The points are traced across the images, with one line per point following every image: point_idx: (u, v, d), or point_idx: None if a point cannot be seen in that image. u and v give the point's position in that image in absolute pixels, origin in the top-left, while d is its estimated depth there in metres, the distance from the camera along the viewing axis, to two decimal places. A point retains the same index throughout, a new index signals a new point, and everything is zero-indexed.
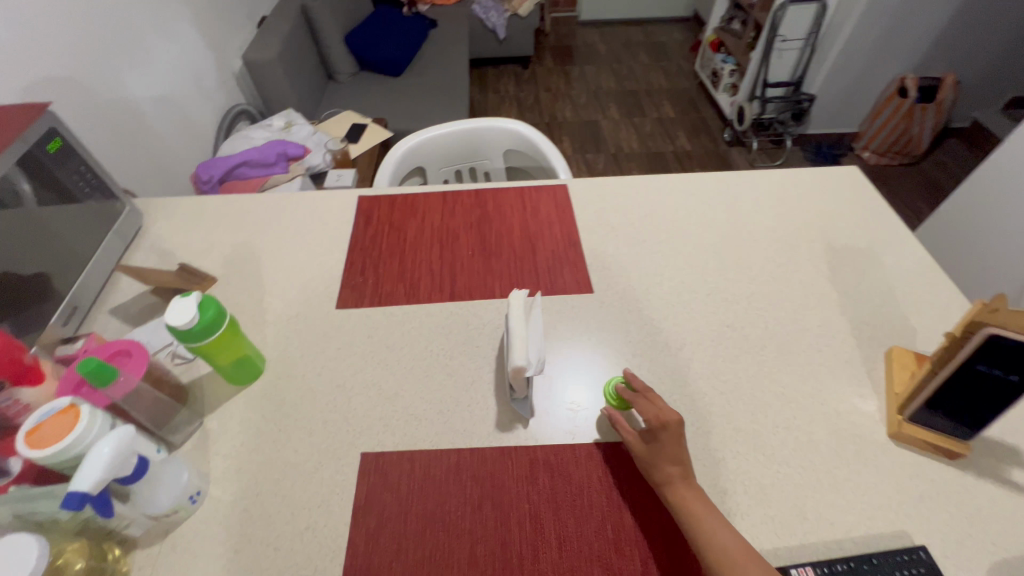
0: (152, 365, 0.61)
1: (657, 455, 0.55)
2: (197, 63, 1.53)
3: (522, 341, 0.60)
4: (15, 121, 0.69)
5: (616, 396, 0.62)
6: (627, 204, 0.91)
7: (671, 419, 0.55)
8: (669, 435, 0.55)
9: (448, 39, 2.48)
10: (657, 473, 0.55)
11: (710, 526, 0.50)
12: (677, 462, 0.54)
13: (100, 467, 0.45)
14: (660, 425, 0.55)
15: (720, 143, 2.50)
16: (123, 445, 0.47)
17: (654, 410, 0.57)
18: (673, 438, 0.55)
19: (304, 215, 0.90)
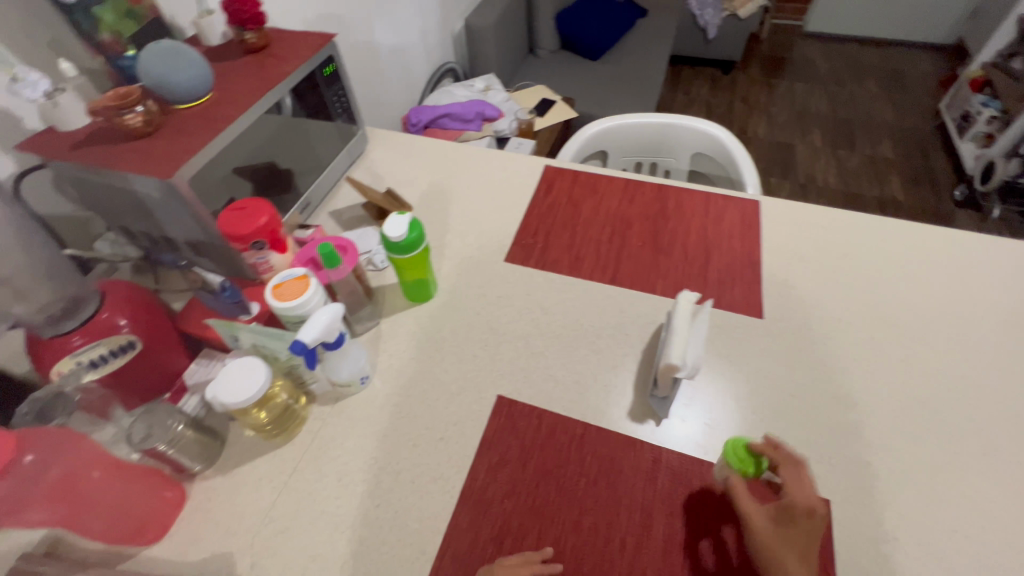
0: (358, 265, 0.72)
1: (789, 544, 0.46)
2: (428, 20, 1.72)
3: (682, 342, 0.59)
4: (309, 44, 0.84)
5: (746, 459, 0.52)
6: (826, 239, 0.82)
7: (818, 507, 0.46)
8: (806, 523, 0.46)
9: (653, 31, 2.42)
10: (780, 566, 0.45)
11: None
12: (805, 559, 0.45)
13: (320, 328, 0.56)
14: (803, 511, 0.46)
15: (945, 199, 2.09)
16: (336, 318, 0.58)
17: (802, 494, 0.47)
18: (813, 533, 0.46)
19: (494, 171, 0.98)
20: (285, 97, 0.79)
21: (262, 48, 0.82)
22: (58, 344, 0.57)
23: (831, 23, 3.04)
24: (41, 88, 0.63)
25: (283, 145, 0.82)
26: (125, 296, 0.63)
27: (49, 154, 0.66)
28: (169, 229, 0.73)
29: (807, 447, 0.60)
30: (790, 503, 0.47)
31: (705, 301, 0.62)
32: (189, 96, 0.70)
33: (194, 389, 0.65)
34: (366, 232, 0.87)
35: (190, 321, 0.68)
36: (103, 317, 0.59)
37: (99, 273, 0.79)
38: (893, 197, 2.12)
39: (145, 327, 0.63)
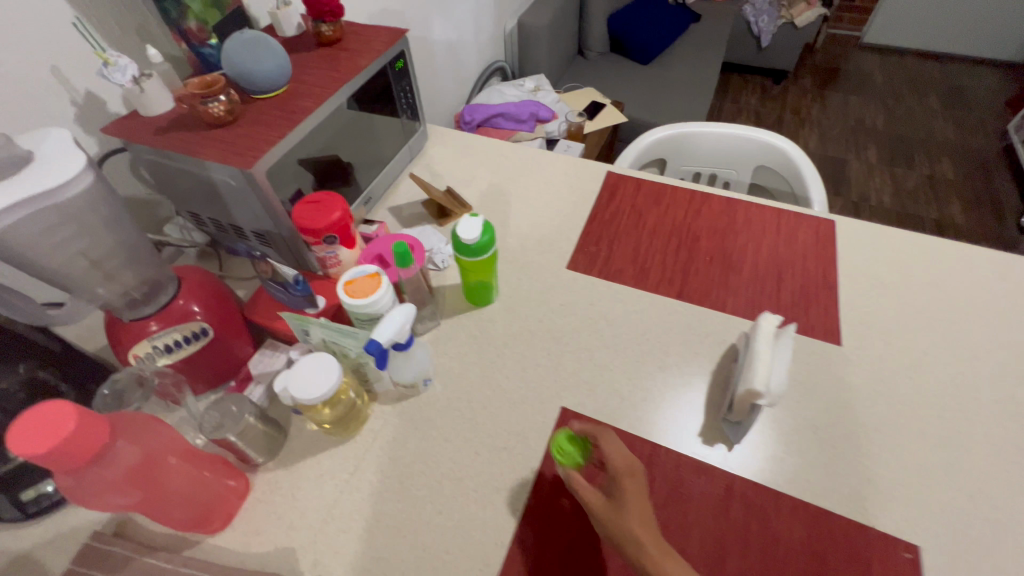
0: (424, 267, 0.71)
1: (627, 512, 0.47)
2: (482, 18, 1.71)
3: (766, 368, 0.56)
4: (382, 38, 0.84)
5: (568, 448, 0.54)
6: (909, 265, 0.78)
7: (636, 467, 0.51)
8: (635, 484, 0.49)
9: (705, 37, 2.36)
10: (633, 545, 0.46)
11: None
12: (652, 525, 0.47)
13: (395, 328, 0.56)
14: (626, 471, 0.50)
15: (1009, 225, 1.99)
16: (409, 319, 0.57)
17: (623, 458, 0.51)
18: (639, 493, 0.49)
19: (555, 175, 0.96)
20: (357, 90, 0.78)
21: (335, 41, 0.81)
22: (136, 328, 0.57)
23: (891, 35, 2.92)
24: (129, 73, 0.64)
25: (351, 139, 0.82)
26: (200, 283, 0.63)
27: (131, 138, 0.67)
28: (238, 217, 0.74)
29: (894, 488, 0.57)
30: (619, 471, 0.50)
31: (791, 325, 0.59)
32: (269, 86, 0.70)
33: (258, 378, 0.65)
34: (427, 231, 0.86)
35: (258, 312, 0.68)
36: (178, 303, 0.60)
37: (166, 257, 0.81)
38: (953, 220, 2.03)
39: (216, 316, 0.63)
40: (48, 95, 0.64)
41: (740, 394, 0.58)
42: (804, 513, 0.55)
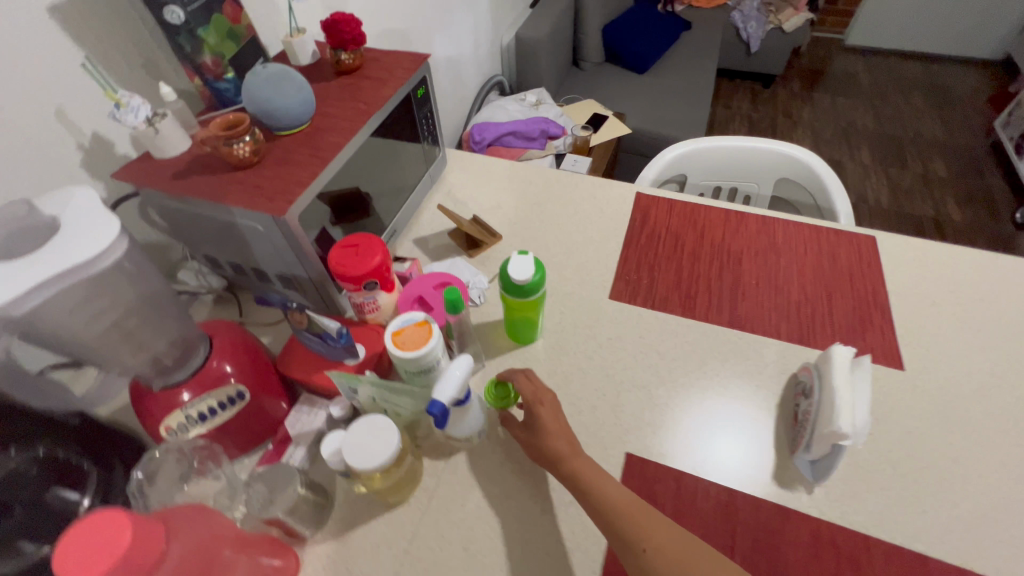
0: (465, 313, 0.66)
1: (541, 433, 0.56)
2: (481, 33, 1.67)
3: (849, 406, 0.54)
4: (404, 65, 0.80)
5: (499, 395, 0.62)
6: (957, 280, 0.76)
7: (544, 394, 0.58)
8: (550, 408, 0.57)
9: (698, 45, 2.37)
10: (551, 456, 0.55)
11: (613, 492, 0.51)
12: (572, 442, 0.55)
13: (454, 385, 0.52)
14: (535, 398, 0.58)
15: (1004, 221, 2.02)
16: (467, 372, 0.53)
17: (531, 388, 0.59)
18: (549, 412, 0.57)
19: (584, 198, 0.93)
20: (383, 121, 0.74)
21: (355, 69, 0.78)
22: (167, 397, 0.52)
23: (873, 37, 2.98)
24: (142, 114, 0.59)
25: (377, 171, 0.78)
26: (232, 341, 0.58)
27: (147, 183, 0.62)
28: (263, 261, 0.69)
29: (985, 524, 0.54)
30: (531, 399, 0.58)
31: (866, 357, 0.58)
32: (294, 121, 0.66)
33: (298, 439, 0.60)
34: (458, 263, 0.82)
35: (293, 366, 0.63)
36: (211, 365, 0.55)
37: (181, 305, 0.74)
38: (949, 218, 2.06)
39: (252, 375, 0.58)
40: (55, 142, 0.59)
41: (818, 431, 0.56)
42: (897, 559, 0.52)
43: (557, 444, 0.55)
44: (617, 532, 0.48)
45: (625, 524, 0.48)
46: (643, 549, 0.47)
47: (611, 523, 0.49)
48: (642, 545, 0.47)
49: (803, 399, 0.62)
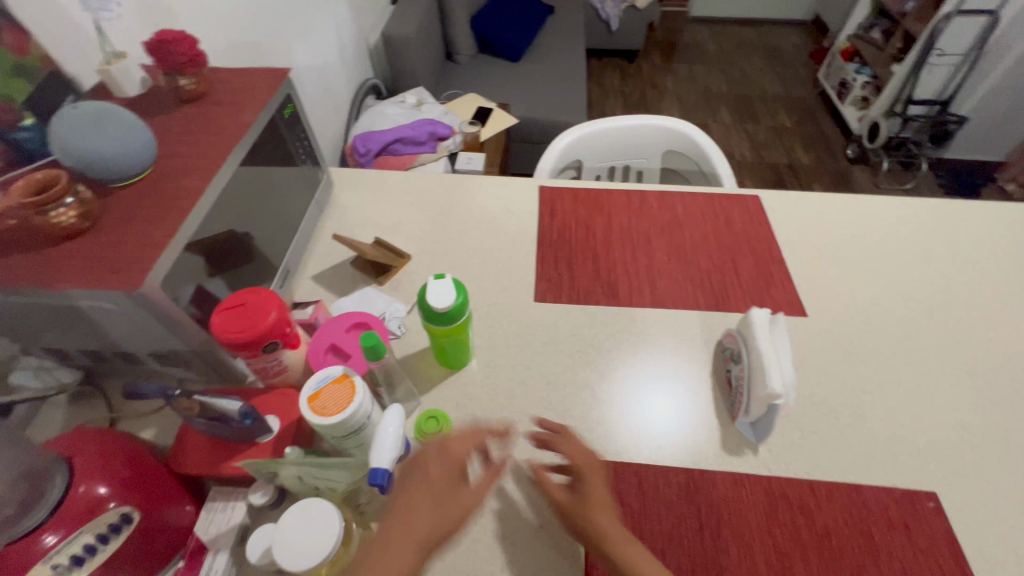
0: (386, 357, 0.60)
1: (593, 506, 0.51)
2: (343, 34, 1.55)
3: (776, 367, 0.57)
4: (262, 83, 0.70)
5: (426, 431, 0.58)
6: (831, 226, 0.85)
7: (597, 461, 0.55)
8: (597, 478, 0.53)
9: (564, 28, 2.42)
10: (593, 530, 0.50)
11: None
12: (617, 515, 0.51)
13: (392, 445, 0.46)
14: (592, 469, 0.53)
15: (841, 158, 2.33)
16: (401, 426, 0.48)
17: (583, 456, 0.54)
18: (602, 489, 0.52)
19: (489, 200, 0.89)
20: (249, 151, 0.64)
21: (202, 94, 0.67)
22: (21, 552, 0.40)
23: (712, 7, 3.28)
24: None
25: (253, 208, 0.68)
26: (100, 456, 0.47)
27: None
28: (124, 342, 0.57)
29: (897, 442, 0.61)
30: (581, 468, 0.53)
31: (781, 314, 0.61)
32: (133, 169, 0.55)
33: (216, 544, 0.51)
34: (368, 294, 0.75)
35: (193, 462, 0.53)
36: (78, 493, 0.44)
37: (21, 417, 0.58)
38: (800, 162, 2.34)
39: (138, 488, 0.47)
40: None
41: (755, 394, 0.58)
42: (839, 494, 0.57)
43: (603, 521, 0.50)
44: None
45: None
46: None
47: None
48: None
49: (734, 365, 0.65)
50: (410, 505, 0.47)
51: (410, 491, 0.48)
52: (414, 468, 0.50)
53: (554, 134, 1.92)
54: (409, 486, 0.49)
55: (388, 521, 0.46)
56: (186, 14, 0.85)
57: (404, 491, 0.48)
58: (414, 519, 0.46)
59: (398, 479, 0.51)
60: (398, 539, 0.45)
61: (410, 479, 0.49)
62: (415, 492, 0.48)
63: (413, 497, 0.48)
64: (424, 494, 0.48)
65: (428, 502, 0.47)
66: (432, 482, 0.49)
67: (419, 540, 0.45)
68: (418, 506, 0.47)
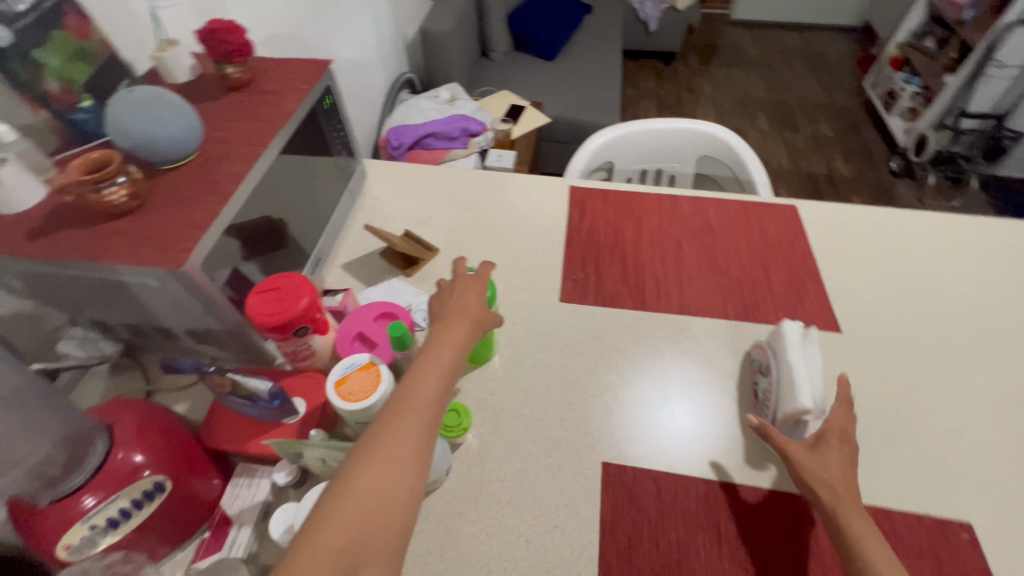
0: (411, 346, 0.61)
1: (828, 465, 0.52)
2: (382, 28, 1.57)
3: (807, 382, 0.56)
4: (304, 73, 0.71)
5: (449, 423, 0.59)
6: (872, 240, 0.82)
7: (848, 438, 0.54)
8: (841, 447, 0.53)
9: (601, 28, 2.40)
10: (827, 494, 0.50)
11: (880, 557, 0.45)
12: (848, 477, 0.51)
13: None
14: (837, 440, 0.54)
15: (883, 171, 2.25)
16: None
17: (841, 427, 0.55)
18: (840, 456, 0.53)
19: (518, 198, 0.89)
20: (289, 139, 0.66)
21: (247, 83, 0.69)
22: (64, 511, 0.43)
23: (755, 9, 3.19)
24: None
25: (289, 195, 0.70)
26: (139, 425, 0.49)
27: None
28: (165, 320, 0.59)
29: (931, 469, 0.59)
30: (829, 433, 0.54)
31: (814, 329, 0.60)
32: (180, 152, 0.57)
33: (240, 518, 0.52)
34: (396, 284, 0.76)
35: (224, 438, 0.55)
36: (117, 460, 0.46)
37: (66, 384, 0.62)
38: (839, 172, 2.26)
39: (170, 459, 0.49)
40: None
41: (784, 411, 0.57)
42: None
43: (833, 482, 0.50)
44: None
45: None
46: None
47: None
48: None
49: (761, 379, 0.63)
50: (461, 299, 0.56)
51: (456, 295, 0.57)
52: (461, 280, 0.59)
53: (586, 134, 1.91)
54: (454, 287, 0.58)
55: (444, 314, 0.54)
56: (235, 6, 0.88)
57: (449, 294, 0.57)
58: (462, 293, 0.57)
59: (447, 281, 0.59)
60: (456, 326, 0.52)
61: (458, 285, 0.58)
62: (463, 294, 0.57)
63: (460, 297, 0.56)
64: (460, 304, 0.55)
65: (475, 300, 0.56)
66: (475, 290, 0.58)
67: (470, 331, 0.53)
68: (466, 307, 0.55)
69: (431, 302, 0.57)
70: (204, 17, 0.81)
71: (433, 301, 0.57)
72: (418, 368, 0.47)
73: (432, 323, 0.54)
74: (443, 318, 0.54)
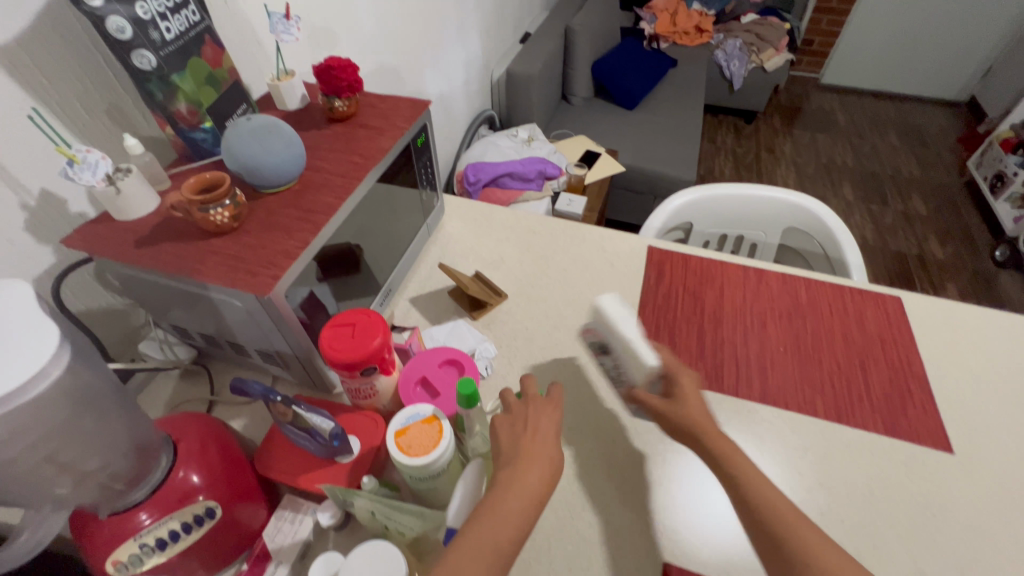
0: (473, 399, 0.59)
1: (684, 404, 0.55)
2: (471, 68, 1.63)
3: (640, 342, 0.56)
4: (403, 111, 0.73)
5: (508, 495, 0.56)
6: (995, 349, 0.72)
7: (686, 371, 0.58)
8: (687, 379, 0.57)
9: (683, 82, 2.38)
10: (691, 429, 0.53)
11: (761, 483, 0.49)
12: (704, 413, 0.54)
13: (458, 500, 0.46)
14: (685, 376, 0.57)
15: (983, 260, 2.06)
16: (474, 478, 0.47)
17: (670, 360, 0.58)
18: (692, 388, 0.56)
19: (593, 251, 0.87)
20: (382, 173, 0.67)
21: (349, 116, 0.71)
22: (119, 525, 0.42)
23: (846, 75, 3.08)
24: (101, 170, 0.51)
25: (373, 227, 0.71)
26: (201, 444, 0.49)
27: (100, 250, 0.53)
28: (241, 337, 0.60)
29: None
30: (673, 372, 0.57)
31: (615, 292, 0.60)
32: (281, 180, 0.58)
33: (278, 556, 0.50)
34: (460, 326, 0.75)
35: (276, 467, 0.53)
36: (177, 478, 0.45)
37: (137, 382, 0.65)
38: (932, 254, 2.09)
39: (225, 484, 0.48)
40: None
41: (640, 383, 0.57)
42: None
43: (701, 425, 0.53)
44: (759, 522, 0.47)
45: (774, 523, 0.47)
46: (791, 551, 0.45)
47: (757, 520, 0.48)
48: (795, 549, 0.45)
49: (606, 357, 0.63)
50: (538, 436, 0.48)
51: (532, 426, 0.49)
52: (537, 406, 0.52)
53: (659, 186, 1.88)
54: (528, 414, 0.51)
55: (516, 453, 0.47)
56: (345, 41, 0.93)
57: (522, 424, 0.50)
58: (543, 424, 0.50)
59: (518, 403, 0.53)
60: (531, 474, 0.45)
61: (533, 411, 0.51)
62: (540, 427, 0.49)
63: (538, 432, 0.49)
64: (546, 441, 0.48)
65: (555, 438, 0.49)
66: (554, 426, 0.51)
67: (545, 482, 0.45)
68: (543, 448, 0.48)
69: (499, 429, 0.50)
70: (318, 50, 0.86)
71: (503, 427, 0.50)
72: (473, 534, 0.41)
73: (504, 459, 0.47)
74: (514, 460, 0.46)
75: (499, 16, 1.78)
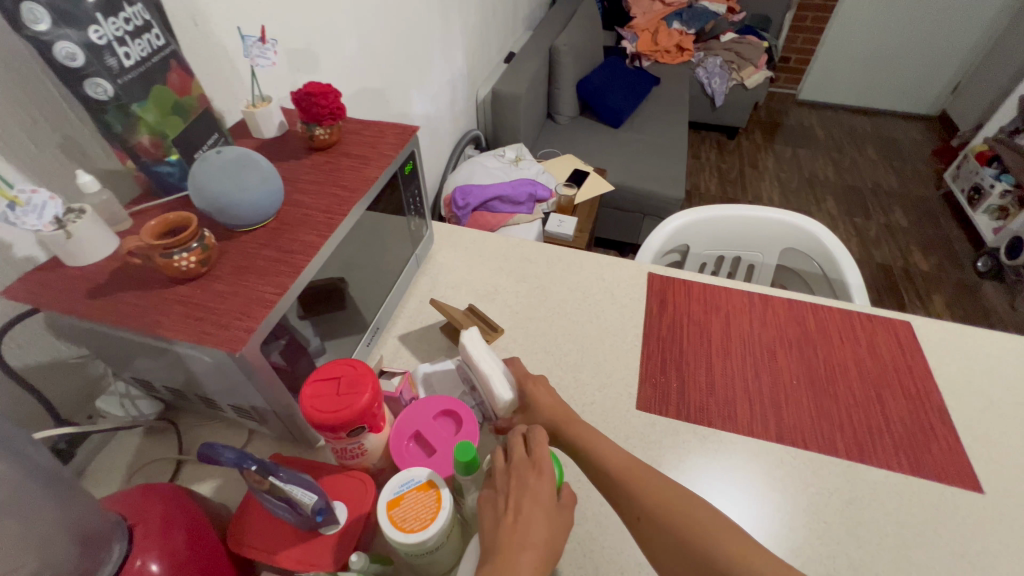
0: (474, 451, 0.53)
1: (530, 410, 0.56)
2: (456, 88, 1.60)
3: (495, 377, 0.55)
4: (390, 138, 0.69)
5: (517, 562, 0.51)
6: (1010, 375, 0.70)
7: (536, 377, 0.59)
8: (538, 388, 0.58)
9: (667, 100, 2.40)
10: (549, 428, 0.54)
11: (601, 447, 0.52)
12: (557, 410, 0.55)
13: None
14: (532, 383, 0.58)
15: (967, 271, 2.09)
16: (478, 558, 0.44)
17: (519, 372, 0.59)
18: (542, 390, 0.57)
19: (590, 280, 0.83)
20: (368, 206, 0.62)
21: (331, 144, 0.66)
22: None
23: (822, 91, 3.15)
24: (49, 212, 0.45)
25: (358, 263, 0.65)
26: (163, 526, 0.42)
27: (47, 301, 0.47)
28: (211, 390, 0.54)
29: None
30: (523, 384, 0.58)
31: (471, 327, 0.57)
32: (257, 217, 0.53)
33: None
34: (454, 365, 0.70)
35: (250, 544, 0.47)
36: (133, 568, 0.39)
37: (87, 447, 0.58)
38: (916, 266, 2.11)
39: (190, 570, 0.42)
40: None
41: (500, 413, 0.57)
42: None
43: (553, 417, 0.54)
44: (614, 497, 0.49)
45: (624, 486, 0.48)
46: (638, 517, 0.46)
47: (606, 481, 0.49)
48: (637, 512, 0.47)
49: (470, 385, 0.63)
50: (519, 522, 0.41)
51: (514, 507, 0.43)
52: (520, 475, 0.45)
53: (648, 204, 1.87)
54: (510, 488, 0.44)
55: (495, 547, 0.40)
56: (326, 63, 0.88)
57: (505, 502, 0.44)
58: (524, 500, 0.43)
59: (501, 469, 0.46)
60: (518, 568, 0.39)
61: (514, 485, 0.44)
62: (524, 508, 0.42)
63: (521, 516, 0.42)
64: (539, 519, 0.42)
65: (543, 522, 0.42)
66: (541, 504, 0.43)
67: None
68: (526, 534, 0.41)
69: (482, 511, 0.44)
70: (297, 73, 0.81)
71: (485, 510, 0.44)
72: None
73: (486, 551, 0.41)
74: (492, 556, 0.40)
75: (483, 36, 1.76)
